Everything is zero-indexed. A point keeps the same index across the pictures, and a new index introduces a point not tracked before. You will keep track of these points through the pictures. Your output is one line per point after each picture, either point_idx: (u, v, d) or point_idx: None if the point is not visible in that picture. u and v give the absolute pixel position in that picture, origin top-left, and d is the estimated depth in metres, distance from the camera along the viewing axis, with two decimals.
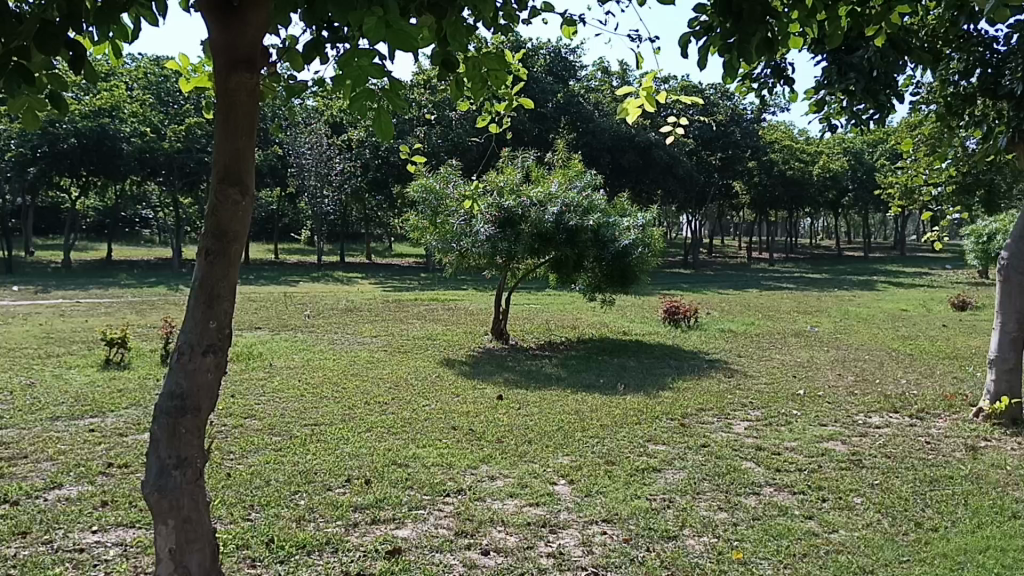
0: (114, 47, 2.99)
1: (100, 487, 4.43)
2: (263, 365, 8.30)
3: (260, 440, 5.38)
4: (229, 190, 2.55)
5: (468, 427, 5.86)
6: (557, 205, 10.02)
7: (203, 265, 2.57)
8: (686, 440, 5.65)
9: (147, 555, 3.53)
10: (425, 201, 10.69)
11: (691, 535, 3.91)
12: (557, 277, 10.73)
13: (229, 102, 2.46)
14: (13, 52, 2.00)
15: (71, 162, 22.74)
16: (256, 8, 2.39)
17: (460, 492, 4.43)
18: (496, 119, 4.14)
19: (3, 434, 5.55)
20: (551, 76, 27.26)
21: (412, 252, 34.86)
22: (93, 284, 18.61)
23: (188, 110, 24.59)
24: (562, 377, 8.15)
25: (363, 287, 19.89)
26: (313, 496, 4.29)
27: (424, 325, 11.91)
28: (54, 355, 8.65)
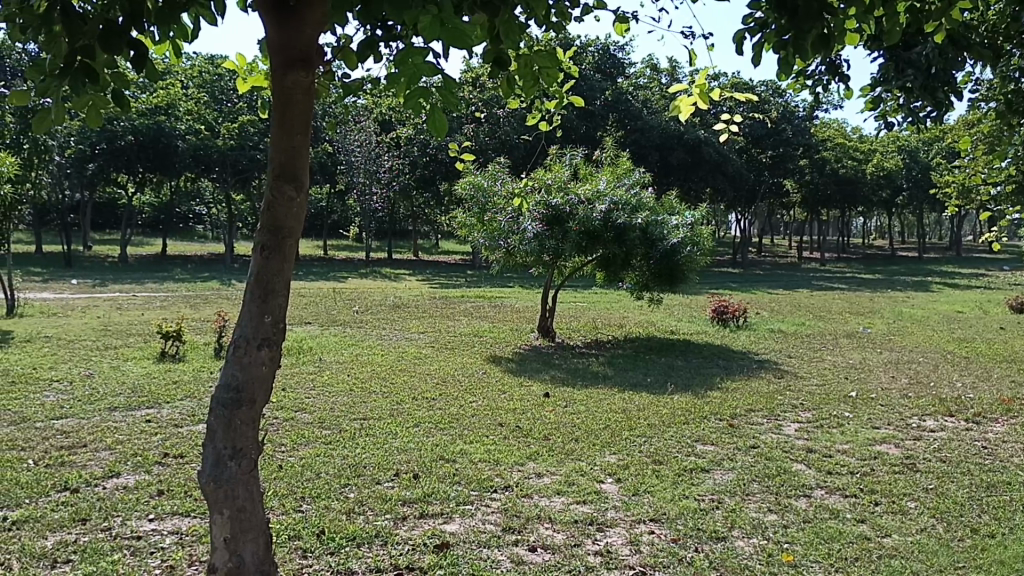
0: (175, 47, 3.06)
1: (155, 476, 4.54)
2: (314, 360, 8.42)
3: (310, 433, 5.46)
4: (284, 186, 2.59)
5: (514, 424, 5.89)
6: (605, 202, 9.97)
7: (259, 261, 2.62)
8: (735, 441, 5.61)
9: (201, 543, 3.61)
10: (473, 199, 10.76)
11: (741, 536, 3.88)
12: (605, 275, 10.69)
13: (285, 101, 2.51)
14: (78, 51, 2.07)
15: (128, 159, 23.46)
16: (312, 8, 2.43)
17: (508, 488, 4.45)
18: (547, 117, 4.13)
19: (64, 422, 5.72)
20: (600, 73, 27.16)
21: (459, 249, 35.00)
22: (148, 279, 19.01)
23: (241, 108, 25.00)
24: (609, 375, 8.13)
25: (410, 284, 20.04)
26: (362, 490, 4.34)
27: (471, 322, 11.97)
28: (112, 347, 8.87)
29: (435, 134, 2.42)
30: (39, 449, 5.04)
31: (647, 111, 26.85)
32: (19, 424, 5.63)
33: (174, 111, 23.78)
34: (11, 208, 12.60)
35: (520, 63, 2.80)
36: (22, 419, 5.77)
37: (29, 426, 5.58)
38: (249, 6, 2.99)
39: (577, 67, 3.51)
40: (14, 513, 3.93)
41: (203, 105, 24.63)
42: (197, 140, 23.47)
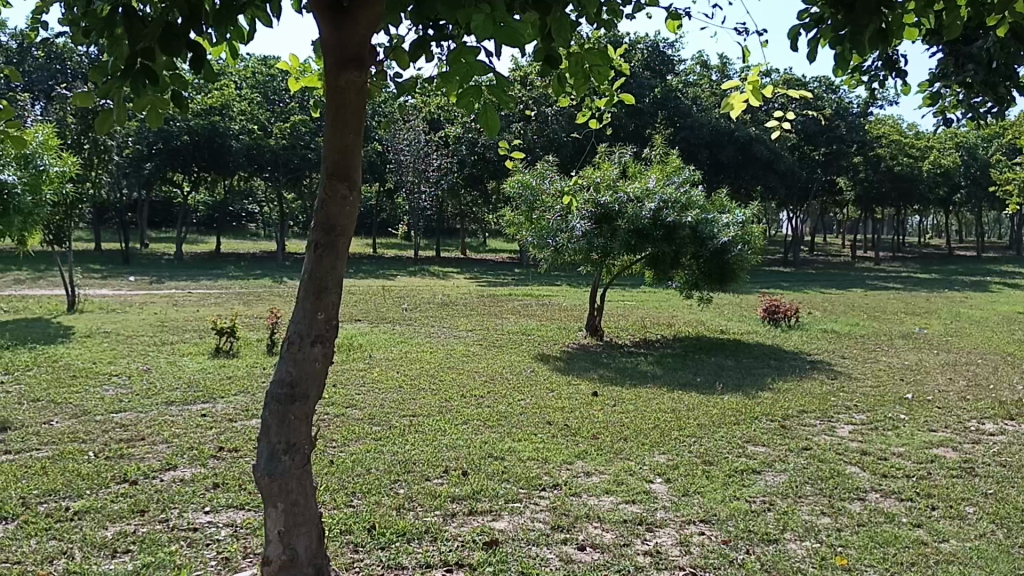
0: (231, 49, 3.12)
1: (211, 470, 4.64)
2: (363, 357, 8.52)
3: (360, 429, 5.53)
4: (337, 185, 2.62)
5: (563, 423, 5.88)
6: (654, 201, 9.90)
7: (313, 259, 2.66)
8: (787, 442, 5.53)
9: (256, 536, 3.68)
10: (522, 197, 10.79)
11: (793, 539, 3.82)
12: (654, 274, 10.63)
13: (339, 101, 2.54)
14: (139, 53, 2.11)
15: (184, 159, 23.88)
16: (366, 8, 2.45)
17: (556, 486, 4.45)
18: (597, 114, 4.11)
19: (123, 416, 5.86)
20: (649, 70, 26.98)
21: (507, 247, 35.07)
22: (203, 276, 19.41)
23: (293, 108, 25.36)
24: (658, 374, 8.08)
25: (459, 282, 20.14)
26: (411, 485, 4.38)
27: (518, 320, 11.99)
28: (168, 343, 9.07)
29: (486, 132, 2.43)
30: (99, 442, 5.18)
31: (697, 108, 26.62)
32: (80, 417, 5.79)
33: (228, 112, 24.21)
34: (72, 206, 12.95)
35: (571, 60, 2.79)
36: (83, 412, 5.94)
37: (90, 419, 5.74)
38: (303, 8, 3.03)
39: (628, 65, 3.48)
40: (76, 504, 4.05)
41: (256, 105, 25.05)
42: (250, 140, 23.87)
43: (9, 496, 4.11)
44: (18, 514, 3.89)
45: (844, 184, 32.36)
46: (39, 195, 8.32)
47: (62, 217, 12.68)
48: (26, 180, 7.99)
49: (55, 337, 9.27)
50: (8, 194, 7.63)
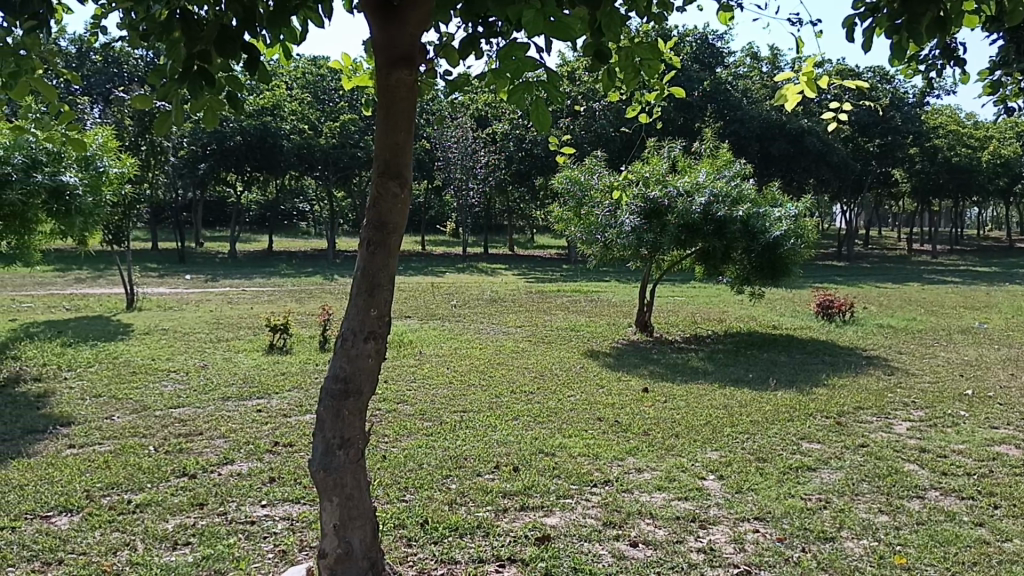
0: (284, 50, 3.16)
1: (267, 464, 4.72)
2: (413, 353, 8.59)
3: (412, 425, 5.57)
4: (389, 183, 2.65)
5: (613, 419, 5.86)
6: (705, 195, 9.80)
7: (365, 256, 2.68)
8: (842, 439, 5.43)
9: (311, 529, 3.73)
10: (570, 193, 10.78)
11: (850, 537, 3.76)
12: (704, 269, 10.53)
13: (389, 99, 2.56)
14: (196, 57, 2.15)
15: (237, 159, 24.30)
16: (416, 7, 2.47)
17: (607, 482, 4.44)
18: (647, 108, 4.08)
19: (181, 411, 5.99)
20: (698, 63, 26.72)
21: (555, 243, 35.01)
22: (256, 274, 19.72)
23: (342, 107, 25.62)
24: (709, 370, 8.01)
25: (507, 279, 20.15)
26: (463, 481, 4.41)
27: (567, 317, 11.96)
28: (223, 340, 9.23)
29: (538, 128, 2.42)
30: (159, 436, 5.30)
31: (747, 101, 26.31)
32: (141, 412, 5.92)
33: (279, 112, 24.58)
34: (131, 206, 13.25)
35: (621, 55, 2.78)
36: (143, 407, 6.08)
37: (150, 414, 5.88)
38: (354, 7, 3.05)
39: (678, 57, 3.44)
40: (138, 497, 4.15)
41: (306, 105, 25.39)
42: (301, 139, 24.21)
43: (74, 489, 4.23)
44: (84, 506, 4.00)
45: (900, 175, 31.68)
46: (99, 196, 8.43)
47: (121, 217, 12.98)
48: (87, 182, 8.08)
49: (116, 334, 9.49)
50: (69, 195, 7.71)
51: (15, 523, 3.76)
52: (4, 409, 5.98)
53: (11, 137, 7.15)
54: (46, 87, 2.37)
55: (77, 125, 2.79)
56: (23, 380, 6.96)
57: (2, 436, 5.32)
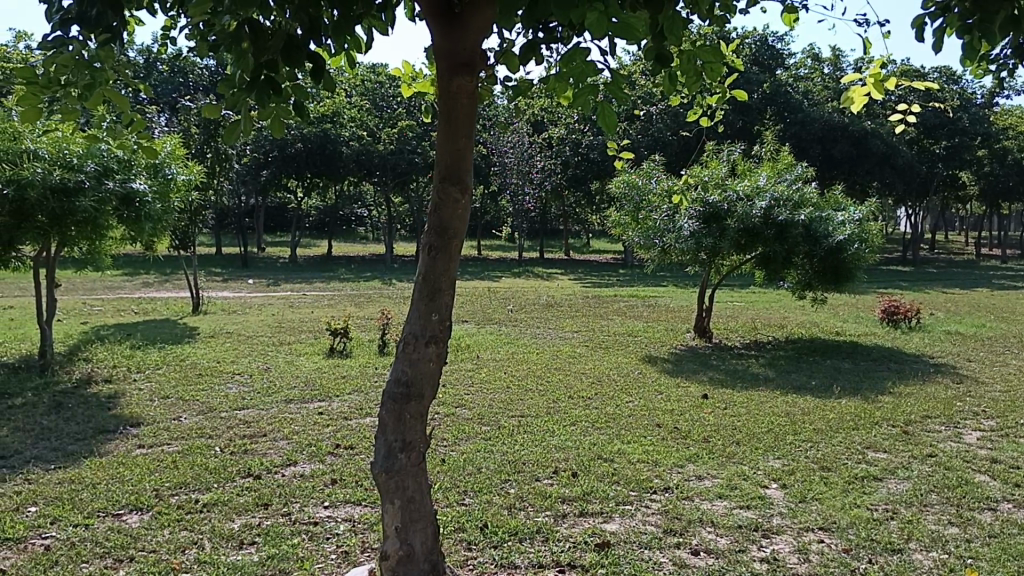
0: (348, 58, 3.20)
1: (329, 466, 4.79)
2: (471, 357, 8.64)
3: (470, 429, 5.61)
4: (450, 188, 2.67)
5: (672, 425, 5.80)
6: (765, 199, 9.66)
7: (426, 261, 2.71)
8: (909, 449, 5.30)
9: (373, 531, 3.77)
10: (627, 197, 10.74)
11: (918, 549, 3.67)
12: (765, 274, 10.38)
13: (450, 105, 2.58)
14: (264, 65, 2.19)
15: (298, 165, 24.75)
16: (476, 13, 2.49)
17: (667, 489, 4.40)
18: (708, 112, 4.02)
19: (246, 413, 6.13)
20: (757, 65, 26.41)
21: (611, 248, 34.89)
22: (316, 278, 20.03)
23: (400, 113, 25.91)
24: (770, 377, 7.89)
25: (563, 283, 20.12)
26: (522, 485, 4.41)
27: (624, 322, 11.89)
28: (285, 343, 9.41)
29: (603, 131, 2.41)
30: (224, 437, 5.43)
31: (808, 103, 25.92)
32: (207, 414, 6.08)
33: (338, 119, 24.99)
34: (197, 213, 13.62)
35: (682, 58, 2.75)
36: (209, 408, 6.22)
37: (216, 416, 6.02)
38: (417, 15, 3.08)
39: (741, 59, 3.37)
40: (205, 497, 4.25)
41: (365, 111, 25.77)
42: (360, 145, 24.57)
43: (144, 488, 4.34)
44: (153, 505, 4.11)
45: (967, 177, 30.82)
46: (167, 202, 8.63)
47: (187, 223, 13.35)
48: (156, 189, 8.27)
49: (182, 337, 9.75)
50: (138, 202, 7.94)
51: (88, 521, 3.88)
52: (77, 409, 6.18)
53: (85, 146, 7.40)
54: (120, 98, 2.43)
55: (149, 135, 2.86)
56: (94, 382, 7.20)
57: (76, 435, 5.49)
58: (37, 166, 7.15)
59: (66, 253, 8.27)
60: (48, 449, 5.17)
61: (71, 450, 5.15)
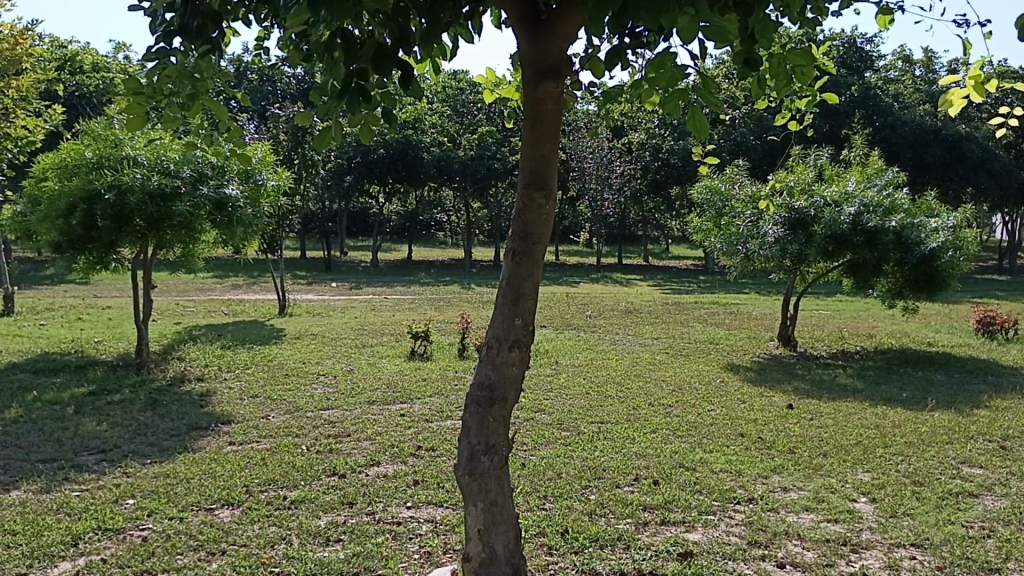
0: (434, 65, 3.25)
1: (411, 467, 4.87)
2: (550, 362, 8.63)
3: (550, 434, 5.62)
4: (534, 194, 2.69)
5: (756, 436, 5.70)
6: (854, 205, 9.41)
7: (510, 265, 2.73)
8: (1007, 465, 5.09)
9: (455, 533, 3.81)
10: (709, 203, 10.63)
11: (1018, 570, 3.52)
12: (853, 282, 10.10)
13: (536, 111, 2.60)
14: (354, 74, 2.24)
15: (380, 171, 25.20)
16: (563, 20, 2.50)
17: (752, 500, 4.33)
18: (797, 116, 3.92)
19: (331, 413, 6.27)
20: (846, 68, 25.78)
21: (692, 255, 34.45)
22: (398, 282, 20.35)
23: (481, 119, 26.12)
24: (858, 388, 7.66)
25: (643, 289, 19.97)
26: (603, 492, 4.40)
27: (705, 329, 11.74)
28: (368, 345, 9.58)
29: (695, 137, 2.40)
30: (311, 436, 5.55)
31: (898, 106, 25.16)
32: (294, 413, 6.23)
33: (420, 125, 25.35)
34: (283, 218, 13.99)
35: (773, 62, 2.68)
36: (296, 408, 6.39)
37: (303, 415, 6.18)
38: (503, 23, 3.10)
39: (832, 62, 3.27)
40: (293, 494, 4.35)
41: (447, 118, 26.10)
42: (441, 151, 24.93)
43: (235, 483, 4.49)
44: (243, 500, 4.24)
45: None
46: (258, 208, 8.78)
47: (274, 227, 13.71)
48: (248, 194, 8.45)
49: (269, 338, 10.03)
50: (231, 207, 8.14)
51: (183, 514, 4.03)
52: (173, 406, 6.43)
53: (181, 153, 7.76)
54: (218, 106, 2.51)
55: (243, 141, 2.92)
56: (187, 379, 7.47)
57: (170, 431, 5.71)
58: (137, 172, 7.52)
59: (162, 256, 8.58)
60: (146, 443, 5.39)
61: (167, 445, 5.36)
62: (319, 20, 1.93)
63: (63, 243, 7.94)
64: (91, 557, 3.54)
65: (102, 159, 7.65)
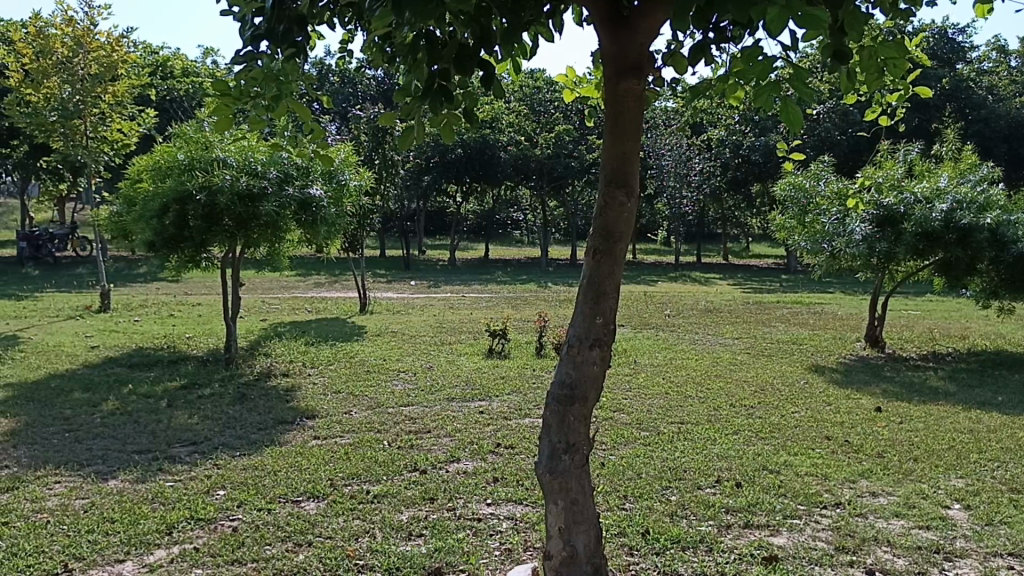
0: (515, 64, 3.26)
1: (491, 464, 4.90)
2: (628, 362, 8.57)
3: (629, 434, 5.59)
4: (616, 192, 2.67)
5: (843, 439, 5.55)
6: (947, 201, 9.03)
7: (592, 264, 2.72)
8: None
9: (535, 530, 3.82)
10: (794, 200, 10.42)
11: None
12: (944, 280, 9.76)
13: (618, 109, 2.59)
14: (437, 75, 2.26)
15: (457, 171, 25.38)
16: (646, 18, 2.48)
17: (838, 505, 4.22)
18: (888, 110, 3.78)
19: (412, 409, 6.35)
20: (936, 60, 24.88)
21: (773, 253, 33.71)
22: (475, 281, 20.45)
23: (558, 118, 26.09)
24: (951, 391, 7.39)
25: (724, 288, 19.66)
26: (684, 493, 4.35)
27: (788, 329, 11.48)
28: (447, 343, 9.67)
29: (789, 131, 2.35)
30: (393, 432, 5.64)
31: (992, 99, 24.18)
32: (375, 409, 6.33)
33: (497, 124, 25.48)
34: (364, 217, 14.23)
35: (863, 54, 2.57)
36: (378, 404, 6.51)
37: (384, 411, 6.27)
38: (584, 20, 3.09)
39: (926, 53, 3.15)
40: (375, 488, 4.43)
41: (524, 116, 26.14)
42: (518, 150, 25.07)
43: (320, 477, 4.60)
44: (328, 494, 4.33)
45: None
46: (341, 208, 8.93)
47: (356, 226, 13.96)
48: (331, 194, 8.62)
49: (351, 335, 10.21)
50: (315, 207, 8.32)
51: (271, 506, 4.14)
52: (260, 400, 6.61)
53: (268, 154, 7.99)
54: (303, 107, 2.57)
55: (325, 141, 2.98)
56: (273, 375, 7.68)
57: (258, 425, 5.87)
58: (226, 173, 7.78)
59: (249, 255, 8.83)
60: (235, 436, 5.56)
61: (254, 438, 5.52)
62: (403, 21, 1.95)
63: (156, 243, 8.23)
64: (184, 546, 3.67)
65: (193, 160, 7.91)
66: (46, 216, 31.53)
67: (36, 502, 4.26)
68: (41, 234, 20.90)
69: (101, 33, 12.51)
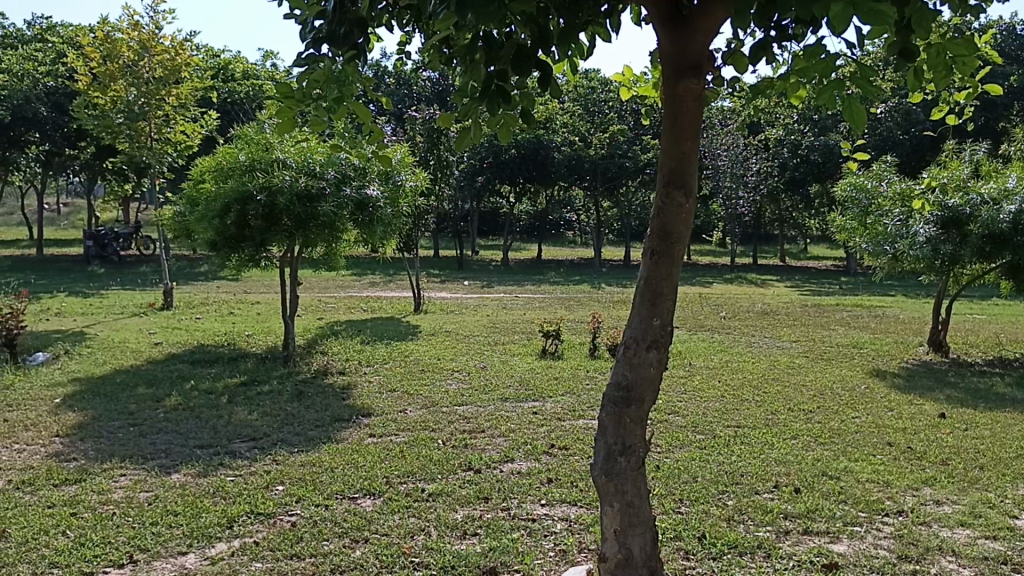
0: (572, 64, 3.25)
1: (545, 464, 4.90)
2: (683, 364, 8.49)
3: (684, 437, 5.53)
4: (674, 193, 2.64)
5: (906, 445, 5.42)
6: (1015, 202, 8.73)
7: (649, 265, 2.71)
8: None
9: (590, 532, 3.80)
10: (854, 201, 10.23)
11: None
12: (1012, 283, 9.47)
13: (677, 108, 2.56)
14: (495, 75, 2.25)
15: (511, 171, 25.42)
16: (706, 17, 2.46)
17: (901, 513, 4.12)
18: (954, 108, 3.67)
19: (466, 409, 6.38)
20: (1004, 57, 24.19)
21: (832, 255, 33.10)
22: (528, 282, 20.46)
23: (613, 118, 25.97)
24: (1019, 398, 7.17)
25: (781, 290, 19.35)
26: (740, 497, 4.30)
27: (847, 332, 11.24)
28: (500, 343, 9.69)
29: (853, 131, 2.30)
30: (447, 431, 5.67)
31: None
32: (430, 408, 6.38)
33: (552, 124, 25.44)
34: (418, 217, 14.34)
35: (930, 51, 2.50)
36: (432, 403, 6.56)
37: (439, 410, 6.31)
38: (642, 20, 3.07)
39: (995, 49, 3.05)
40: (430, 486, 4.47)
41: (578, 117, 26.07)
42: (572, 150, 24.99)
43: (376, 474, 4.65)
44: (384, 491, 4.38)
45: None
46: (397, 208, 9.01)
47: (411, 226, 14.07)
48: (388, 194, 8.71)
49: (405, 334, 10.30)
50: (371, 207, 8.41)
51: (329, 502, 4.20)
52: (317, 398, 6.72)
53: (326, 155, 8.09)
54: (362, 109, 2.60)
55: (384, 142, 3.00)
56: (330, 372, 7.79)
57: (315, 422, 5.95)
58: (285, 174, 7.90)
59: (307, 255, 8.96)
60: (293, 433, 5.65)
61: (312, 434, 5.61)
62: (464, 23, 1.95)
63: (218, 242, 8.40)
64: (245, 540, 3.74)
65: (254, 161, 8.06)
66: (111, 215, 32.35)
67: (102, 494, 4.38)
68: (106, 233, 21.47)
69: (166, 36, 12.77)
